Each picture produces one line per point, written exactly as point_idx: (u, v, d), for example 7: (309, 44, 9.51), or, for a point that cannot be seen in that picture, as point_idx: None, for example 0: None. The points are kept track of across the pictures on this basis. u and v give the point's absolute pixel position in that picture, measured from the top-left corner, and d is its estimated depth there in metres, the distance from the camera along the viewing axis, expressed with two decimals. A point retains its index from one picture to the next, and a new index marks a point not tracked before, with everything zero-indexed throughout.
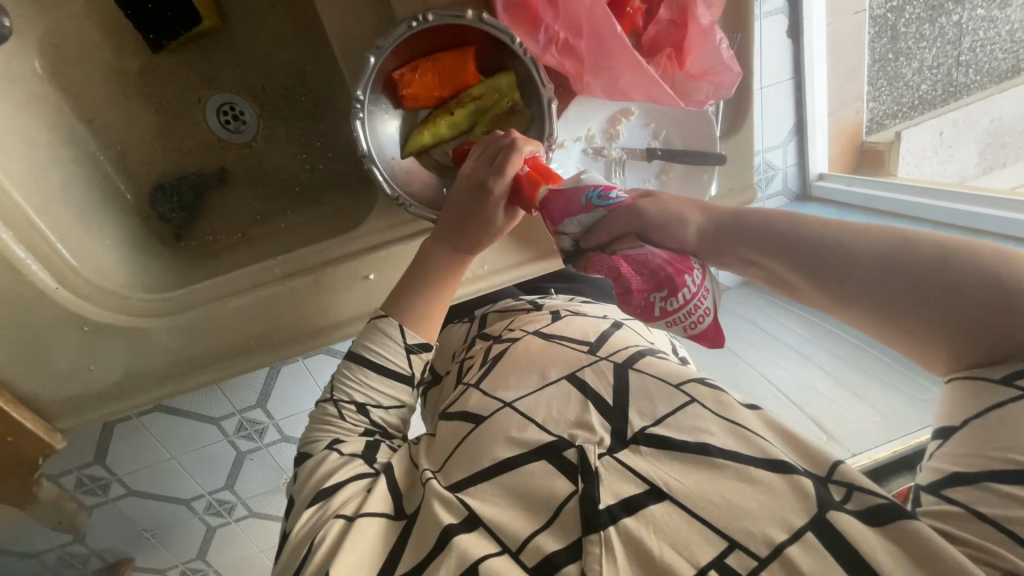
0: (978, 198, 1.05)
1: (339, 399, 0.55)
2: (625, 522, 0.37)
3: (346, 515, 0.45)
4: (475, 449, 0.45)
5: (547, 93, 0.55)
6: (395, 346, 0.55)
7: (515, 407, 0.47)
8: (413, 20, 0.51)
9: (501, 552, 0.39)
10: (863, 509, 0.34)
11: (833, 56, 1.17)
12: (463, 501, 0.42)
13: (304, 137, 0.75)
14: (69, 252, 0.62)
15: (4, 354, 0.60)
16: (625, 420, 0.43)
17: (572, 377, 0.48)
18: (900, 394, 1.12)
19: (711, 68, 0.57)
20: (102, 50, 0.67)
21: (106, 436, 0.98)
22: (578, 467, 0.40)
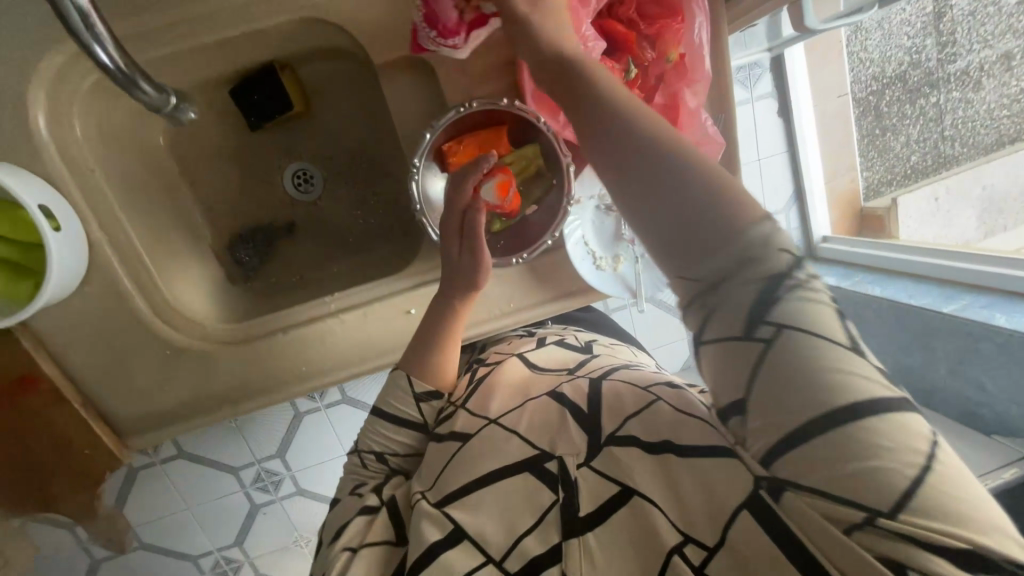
0: (986, 259, 1.11)
1: (361, 449, 0.63)
2: (600, 529, 0.45)
3: (352, 548, 0.52)
4: (468, 455, 0.52)
5: (567, 161, 0.68)
6: (406, 398, 0.63)
7: (498, 422, 0.54)
8: (461, 107, 0.66)
9: (485, 563, 0.45)
10: (781, 499, 0.38)
11: (822, 129, 1.32)
12: (450, 517, 0.47)
13: (360, 196, 0.89)
14: (170, 287, 0.74)
15: (100, 371, 0.70)
16: (597, 425, 0.50)
17: (553, 393, 0.55)
18: None
19: (700, 140, 0.69)
20: (211, 129, 0.82)
21: (130, 481, 1.05)
22: (558, 477, 0.47)
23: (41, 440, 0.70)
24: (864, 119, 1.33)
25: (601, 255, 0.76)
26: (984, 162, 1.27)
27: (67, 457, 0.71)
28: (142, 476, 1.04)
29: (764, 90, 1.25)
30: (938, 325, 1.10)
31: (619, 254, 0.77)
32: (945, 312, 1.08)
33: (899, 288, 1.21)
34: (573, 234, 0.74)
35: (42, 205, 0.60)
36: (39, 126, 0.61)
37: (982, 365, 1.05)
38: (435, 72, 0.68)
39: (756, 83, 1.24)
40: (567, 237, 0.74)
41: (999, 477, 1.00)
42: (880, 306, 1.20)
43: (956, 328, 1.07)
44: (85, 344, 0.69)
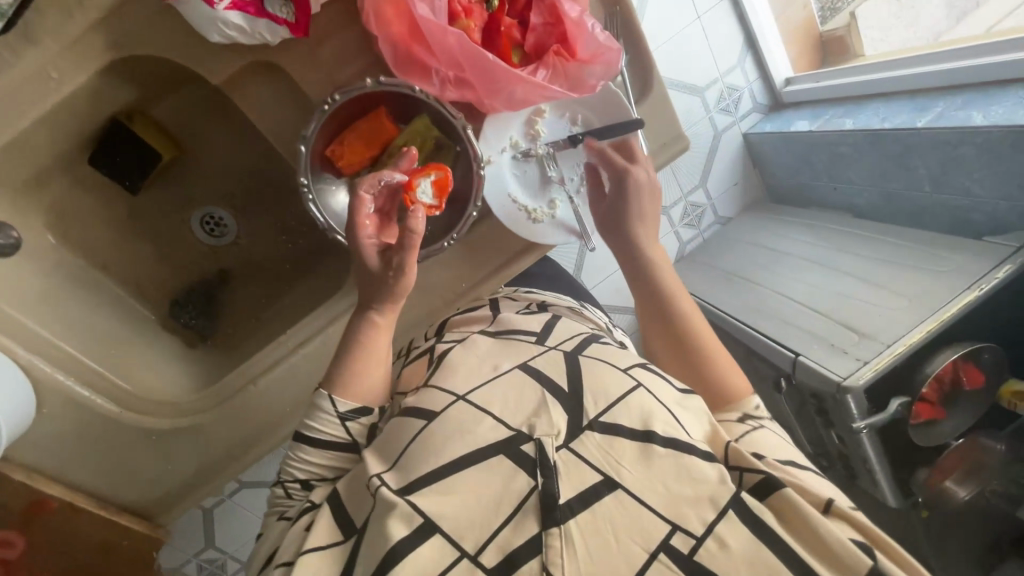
0: (954, 53, 1.09)
1: (285, 479, 0.59)
2: (583, 515, 0.44)
3: (286, 563, 0.50)
4: (427, 445, 0.50)
5: (460, 123, 0.61)
6: (330, 419, 0.58)
7: (467, 399, 0.52)
8: (324, 104, 0.58)
9: (461, 557, 0.45)
10: (754, 486, 0.48)
11: None
12: (417, 509, 0.46)
13: (278, 221, 0.84)
14: (125, 379, 0.73)
15: (99, 475, 0.72)
16: (580, 410, 0.50)
17: (525, 366, 0.55)
18: (927, 274, 1.08)
19: (595, 51, 0.61)
20: (94, 205, 0.76)
21: (208, 522, 1.14)
22: (537, 460, 0.47)
23: (73, 550, 0.73)
24: None
25: (532, 206, 0.70)
26: None
27: (104, 556, 0.74)
28: (217, 514, 1.13)
29: None
30: (914, 141, 1.10)
31: (552, 199, 0.71)
32: (919, 127, 1.07)
33: (873, 111, 1.22)
34: (496, 195, 0.69)
35: None
36: None
37: (963, 170, 1.04)
38: (285, 71, 0.60)
39: None
40: (490, 201, 0.68)
41: (986, 284, 0.97)
42: (856, 141, 1.21)
43: (934, 144, 1.06)
44: (72, 458, 0.70)
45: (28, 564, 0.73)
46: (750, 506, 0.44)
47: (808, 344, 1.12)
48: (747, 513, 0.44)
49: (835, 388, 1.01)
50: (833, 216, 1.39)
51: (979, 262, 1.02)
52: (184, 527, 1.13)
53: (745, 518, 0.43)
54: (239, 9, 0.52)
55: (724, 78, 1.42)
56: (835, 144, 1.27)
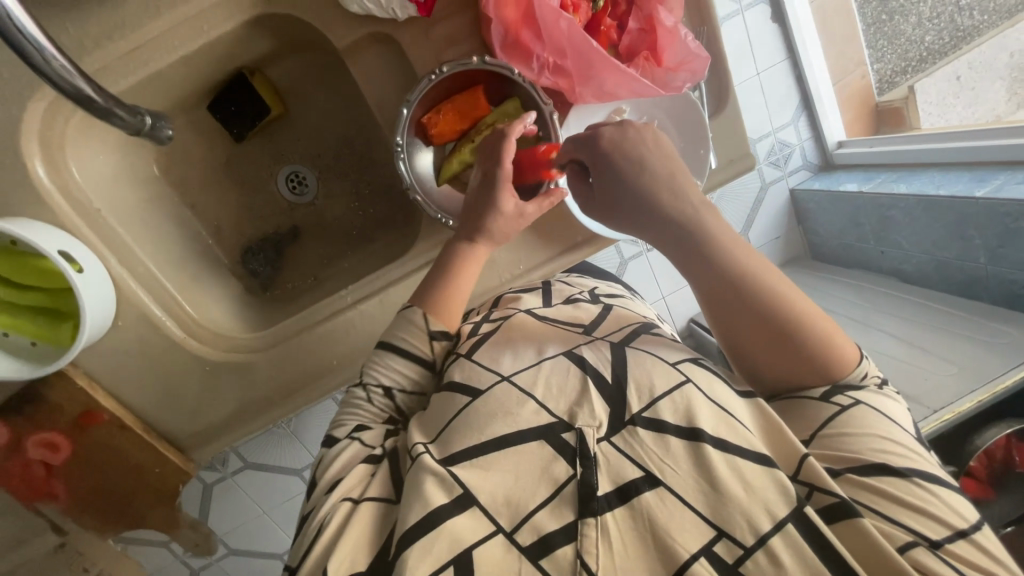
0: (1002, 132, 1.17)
1: (368, 382, 0.59)
2: (620, 509, 0.42)
3: (352, 499, 0.49)
4: (471, 419, 0.48)
5: (548, 108, 0.66)
6: (420, 333, 0.59)
7: (512, 381, 0.50)
8: (432, 74, 0.64)
9: (495, 531, 0.43)
10: (824, 508, 0.40)
11: (824, 26, 1.43)
12: (456, 478, 0.45)
13: (355, 189, 0.90)
14: (192, 308, 0.77)
15: (151, 398, 0.74)
16: (624, 404, 0.46)
17: (570, 354, 0.52)
18: (982, 345, 1.08)
19: (683, 59, 0.66)
20: (200, 150, 0.84)
21: (207, 496, 1.14)
22: (577, 451, 0.44)
23: (113, 469, 0.75)
24: (868, 7, 1.43)
25: None
26: (1009, 26, 1.31)
27: (136, 476, 0.76)
28: (218, 489, 1.14)
29: None
30: (970, 211, 1.12)
31: None
32: (977, 197, 1.10)
33: (927, 179, 1.26)
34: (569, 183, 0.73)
35: (60, 250, 0.62)
36: (37, 171, 0.63)
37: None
38: (399, 43, 0.66)
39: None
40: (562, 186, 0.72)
41: None
42: (908, 204, 1.26)
43: (995, 216, 1.08)
44: (130, 376, 0.73)
45: (67, 473, 0.75)
46: (814, 526, 0.38)
47: None
48: (812, 532, 0.38)
49: None
50: (880, 281, 1.42)
51: (1019, 332, 1.06)
52: (184, 497, 1.13)
53: (807, 539, 0.38)
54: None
55: (777, 133, 1.47)
56: (885, 207, 1.32)
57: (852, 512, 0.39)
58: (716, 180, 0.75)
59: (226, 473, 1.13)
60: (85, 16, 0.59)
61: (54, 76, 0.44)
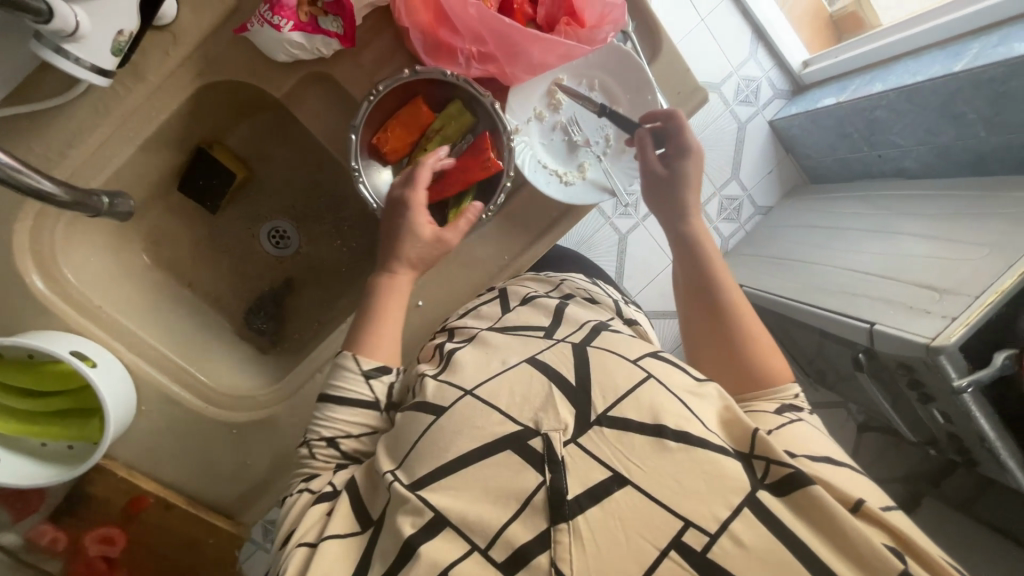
0: (959, 6, 1.20)
1: (311, 438, 0.60)
2: (591, 510, 0.42)
3: (308, 543, 0.51)
4: (437, 438, 0.49)
5: (488, 99, 0.68)
6: (353, 376, 0.60)
7: (476, 394, 0.50)
8: (369, 95, 0.65)
9: (469, 551, 0.44)
10: (778, 481, 0.43)
11: None
12: (427, 504, 0.46)
13: (334, 229, 0.92)
14: (206, 376, 0.79)
15: (190, 474, 0.77)
16: (588, 404, 0.47)
17: (534, 359, 0.52)
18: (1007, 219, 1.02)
19: (603, 13, 0.66)
20: (180, 229, 0.87)
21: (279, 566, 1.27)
22: (545, 458, 0.45)
23: (168, 547, 0.77)
24: None
25: (563, 170, 0.74)
26: None
27: (195, 551, 0.78)
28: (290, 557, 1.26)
29: None
30: (958, 88, 1.11)
31: (582, 163, 0.75)
32: (957, 71, 1.10)
33: (901, 70, 1.27)
34: (527, 161, 0.72)
35: (72, 351, 0.65)
36: (35, 283, 0.67)
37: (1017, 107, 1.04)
38: (333, 77, 0.68)
39: None
40: (523, 168, 0.72)
41: None
42: (890, 102, 1.26)
43: (980, 83, 1.07)
44: (164, 455, 0.75)
45: (129, 561, 0.77)
46: (769, 508, 0.40)
47: (881, 311, 1.05)
48: (765, 513, 0.40)
49: (925, 351, 0.93)
50: (886, 183, 1.39)
51: None
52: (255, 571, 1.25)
53: (765, 521, 0.40)
54: (301, 30, 0.61)
55: (740, 70, 1.53)
56: (868, 110, 1.31)
57: (807, 480, 0.41)
58: None
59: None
60: (45, 132, 0.63)
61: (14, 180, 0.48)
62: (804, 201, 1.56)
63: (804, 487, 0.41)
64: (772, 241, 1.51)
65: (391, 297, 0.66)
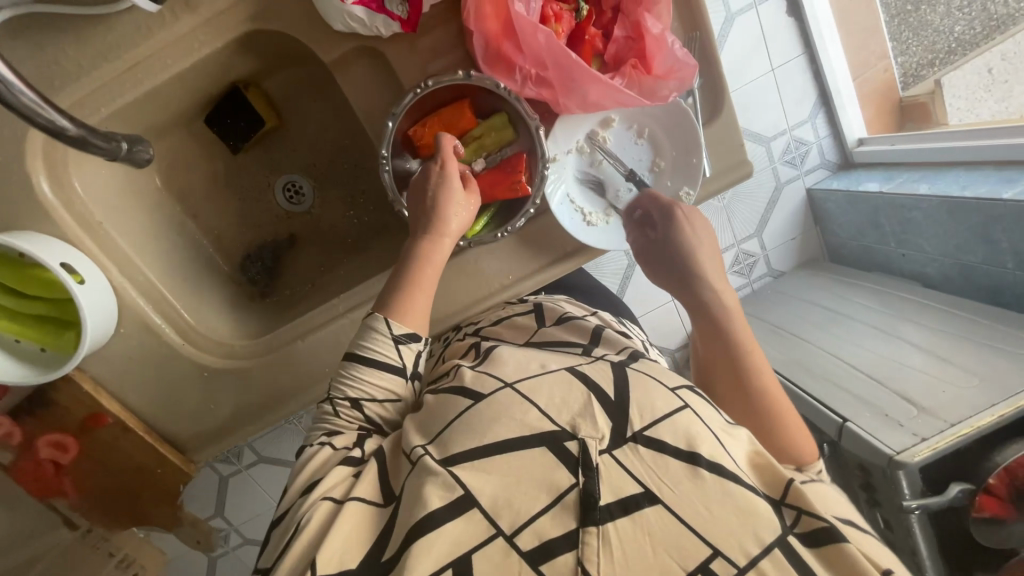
0: None
1: (335, 397, 0.61)
2: (622, 519, 0.44)
3: (334, 499, 0.51)
4: (476, 419, 0.51)
5: (534, 123, 0.66)
6: (384, 339, 0.61)
7: (515, 387, 0.52)
8: (417, 88, 0.64)
9: (496, 533, 0.46)
10: (808, 531, 0.45)
11: (844, 19, 1.46)
12: (457, 479, 0.47)
13: (350, 197, 0.91)
14: (188, 313, 0.79)
15: (153, 404, 0.77)
16: (625, 420, 0.48)
17: (572, 369, 0.54)
18: (1004, 355, 1.02)
19: (672, 66, 0.64)
20: (199, 159, 0.86)
21: (223, 488, 1.29)
22: (579, 461, 0.47)
23: (116, 466, 0.79)
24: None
25: (589, 210, 0.73)
26: None
27: (142, 478, 0.80)
28: (235, 482, 1.29)
29: None
30: (1000, 214, 1.09)
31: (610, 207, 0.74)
32: (1005, 199, 1.08)
33: (951, 179, 1.24)
34: (556, 193, 0.71)
35: (62, 263, 0.65)
36: (42, 188, 0.66)
37: None
38: (385, 57, 0.66)
39: None
40: (551, 198, 0.71)
41: None
42: (930, 206, 1.24)
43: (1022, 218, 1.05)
44: (133, 379, 0.76)
45: (74, 471, 0.79)
46: (797, 553, 0.44)
47: (858, 410, 1.07)
48: (794, 557, 0.43)
49: (886, 461, 0.95)
50: (901, 284, 1.38)
51: None
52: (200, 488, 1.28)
53: (793, 564, 0.43)
54: (363, 5, 0.59)
55: (793, 131, 1.50)
56: (906, 208, 1.30)
57: (837, 536, 0.44)
58: (710, 189, 0.73)
59: (240, 466, 1.28)
60: (85, 39, 0.61)
61: (28, 112, 0.48)
62: (817, 276, 1.55)
63: (836, 543, 0.44)
64: (776, 307, 1.50)
65: (429, 261, 0.65)
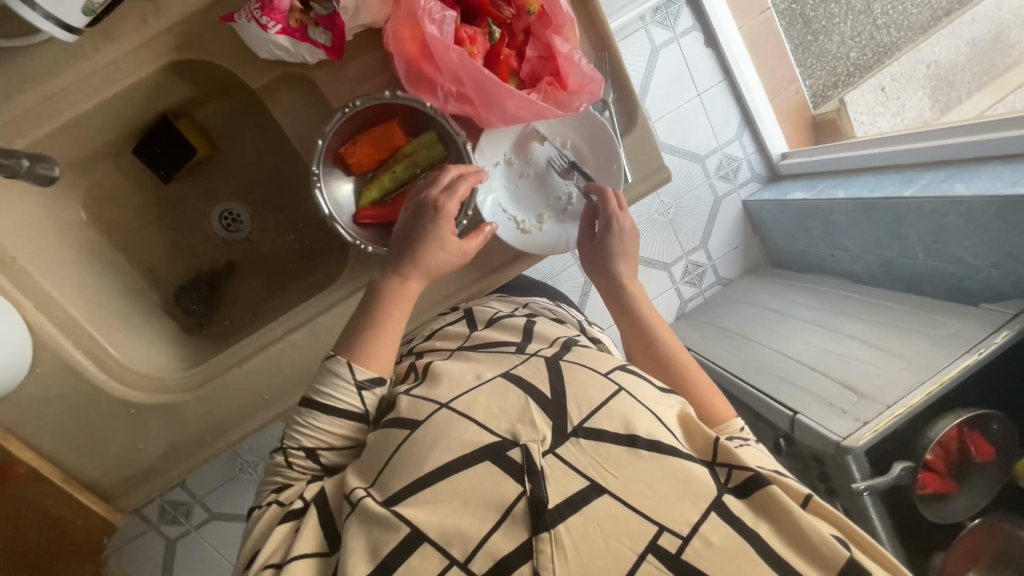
0: (915, 137, 1.28)
1: (289, 447, 0.59)
2: (572, 519, 0.44)
3: (274, 564, 0.50)
4: (412, 451, 0.50)
5: (461, 138, 0.70)
6: (347, 386, 0.59)
7: (451, 407, 0.52)
8: (345, 107, 0.66)
9: (449, 563, 0.45)
10: (740, 485, 0.46)
11: (758, 49, 1.59)
12: (401, 517, 0.46)
13: (288, 222, 0.91)
14: (115, 347, 0.75)
15: (70, 446, 0.72)
16: (564, 416, 0.49)
17: (508, 374, 0.55)
18: (926, 339, 1.10)
19: (582, 82, 0.69)
20: (130, 191, 0.84)
21: (171, 551, 1.19)
22: (523, 468, 0.46)
23: (33, 522, 0.73)
24: (796, 32, 1.60)
25: (522, 218, 0.76)
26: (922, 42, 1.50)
27: (61, 529, 0.74)
28: (183, 543, 1.19)
29: (688, 25, 1.53)
30: (902, 209, 1.20)
31: (541, 214, 0.77)
32: (906, 196, 1.18)
33: (861, 184, 1.35)
34: (487, 202, 0.75)
35: None
36: None
37: (953, 238, 1.11)
38: (314, 82, 0.69)
39: (656, 33, 1.51)
40: (484, 210, 0.74)
41: (983, 349, 0.98)
42: (847, 208, 1.34)
43: (923, 212, 1.15)
44: (51, 423, 0.71)
45: None
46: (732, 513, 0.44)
47: (806, 403, 1.11)
48: (727, 516, 0.44)
49: (835, 448, 0.98)
50: (830, 282, 1.48)
51: (958, 324, 1.09)
52: (144, 555, 1.18)
53: (728, 522, 0.44)
54: (287, 34, 0.62)
55: (724, 148, 1.63)
56: (828, 211, 1.40)
57: (764, 482, 0.46)
58: (633, 194, 0.79)
59: (190, 526, 1.19)
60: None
61: None
62: (760, 281, 1.65)
63: (763, 486, 0.45)
64: (725, 313, 1.58)
65: (397, 305, 0.66)
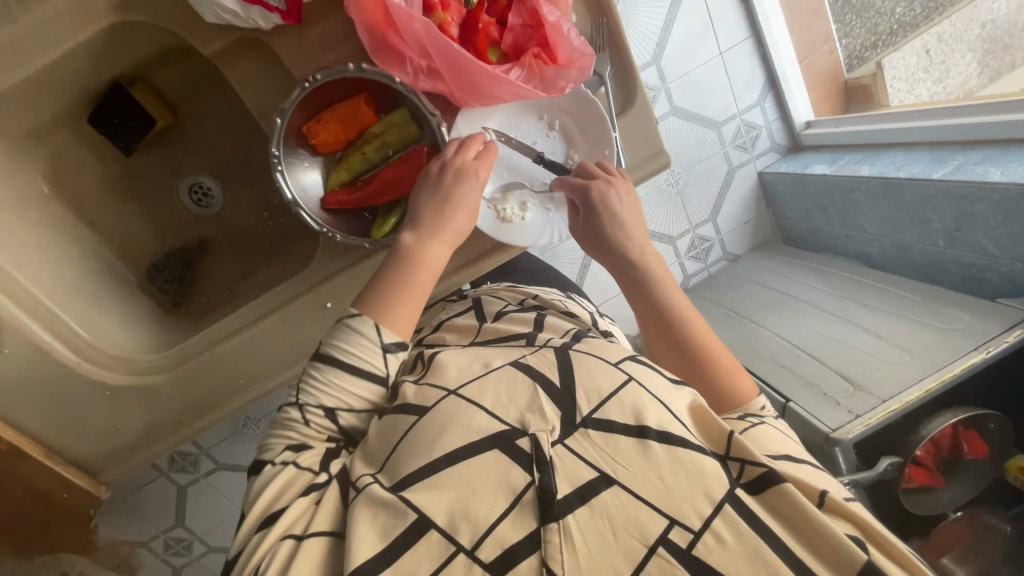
0: (956, 110, 1.15)
1: (306, 404, 0.56)
2: (581, 510, 0.41)
3: (294, 536, 0.47)
4: (420, 436, 0.48)
5: (436, 120, 0.64)
6: (371, 346, 0.56)
7: (459, 394, 0.50)
8: (305, 82, 0.60)
9: (456, 551, 0.42)
10: (752, 480, 0.43)
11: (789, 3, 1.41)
12: (406, 501, 0.44)
13: (261, 200, 0.87)
14: (84, 328, 0.74)
15: (45, 425, 0.72)
16: (573, 407, 0.47)
17: (516, 362, 0.53)
18: (933, 332, 1.05)
19: (572, 56, 0.62)
20: (93, 162, 0.79)
21: (180, 500, 1.24)
22: (533, 458, 0.44)
23: (19, 494, 0.74)
24: None
25: (504, 206, 0.70)
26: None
27: (45, 501, 0.75)
28: (192, 492, 1.23)
29: None
30: (927, 194, 1.10)
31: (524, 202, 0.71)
32: (934, 178, 1.08)
33: (888, 160, 1.24)
34: None
35: None
36: None
37: (980, 226, 1.03)
38: (272, 49, 0.62)
39: None
40: None
41: (993, 347, 0.93)
42: (870, 187, 1.23)
43: (950, 196, 1.06)
44: (23, 404, 0.71)
45: None
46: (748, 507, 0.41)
47: (799, 392, 1.08)
48: (743, 509, 0.40)
49: (824, 438, 0.97)
50: (842, 265, 1.40)
51: (969, 319, 1.03)
52: (155, 503, 1.23)
53: (744, 517, 0.40)
54: None
55: (743, 115, 1.47)
56: (848, 189, 1.29)
57: (778, 478, 0.42)
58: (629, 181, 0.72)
59: (198, 474, 1.23)
60: None
61: None
62: (769, 258, 1.58)
63: (777, 482, 0.42)
64: (728, 289, 1.53)
65: (423, 266, 0.61)
